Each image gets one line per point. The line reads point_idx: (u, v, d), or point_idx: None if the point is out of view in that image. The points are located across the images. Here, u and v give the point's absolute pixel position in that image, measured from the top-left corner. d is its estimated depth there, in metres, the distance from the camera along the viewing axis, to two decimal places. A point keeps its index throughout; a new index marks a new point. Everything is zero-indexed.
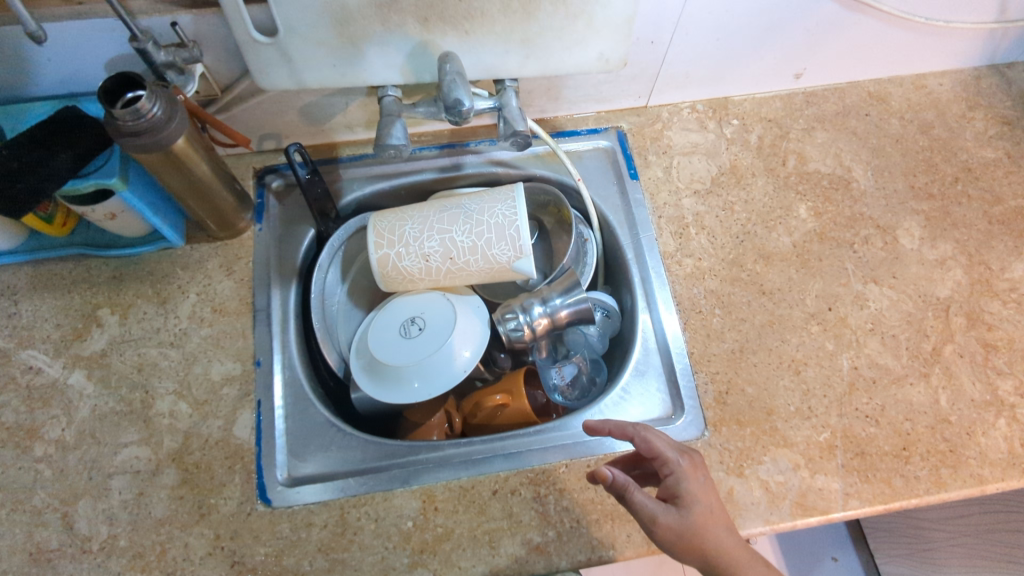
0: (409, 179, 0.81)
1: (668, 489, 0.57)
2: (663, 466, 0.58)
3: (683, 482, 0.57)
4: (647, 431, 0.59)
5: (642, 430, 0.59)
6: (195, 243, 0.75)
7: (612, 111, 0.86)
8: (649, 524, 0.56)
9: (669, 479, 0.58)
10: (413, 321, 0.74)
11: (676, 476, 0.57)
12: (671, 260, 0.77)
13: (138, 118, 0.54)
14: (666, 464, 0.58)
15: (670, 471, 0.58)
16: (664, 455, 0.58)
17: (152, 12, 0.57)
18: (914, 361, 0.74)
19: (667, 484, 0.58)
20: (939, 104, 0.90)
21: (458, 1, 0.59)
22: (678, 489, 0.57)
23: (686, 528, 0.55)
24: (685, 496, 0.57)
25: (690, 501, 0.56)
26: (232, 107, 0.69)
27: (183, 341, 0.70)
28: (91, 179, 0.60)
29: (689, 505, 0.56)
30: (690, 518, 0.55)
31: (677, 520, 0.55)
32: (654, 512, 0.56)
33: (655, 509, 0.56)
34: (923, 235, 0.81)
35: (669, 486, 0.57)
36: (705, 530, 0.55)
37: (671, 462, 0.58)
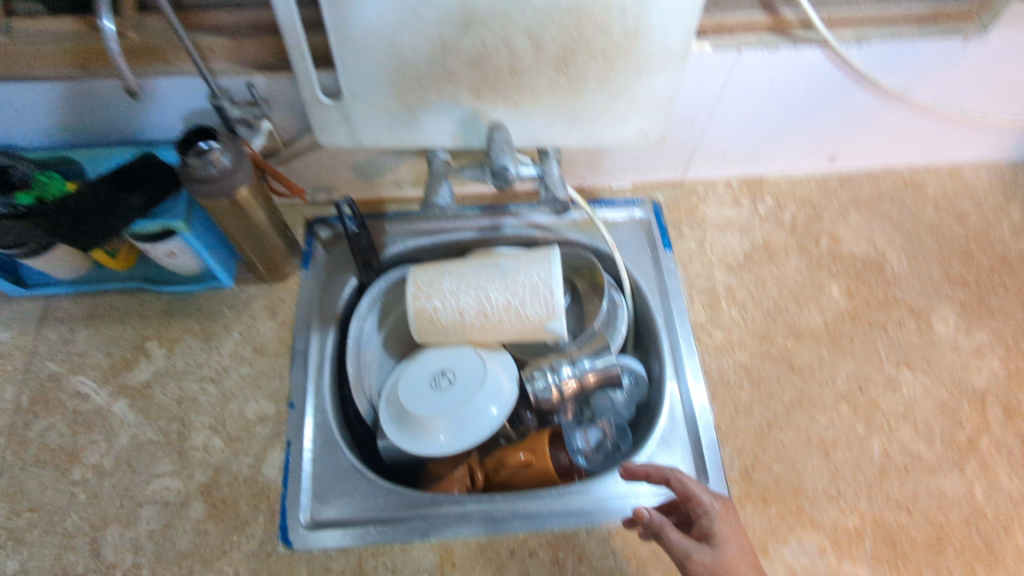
0: (449, 237, 0.84)
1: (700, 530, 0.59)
2: (697, 508, 0.60)
3: (716, 522, 0.58)
4: (682, 475, 0.61)
5: (675, 471, 0.61)
6: (243, 284, 0.78)
7: (648, 184, 0.89)
8: (683, 561, 0.57)
9: (703, 519, 0.59)
10: (443, 373, 0.76)
11: (709, 516, 0.59)
12: (702, 330, 0.79)
13: (209, 167, 0.59)
14: (699, 504, 0.60)
15: (703, 512, 0.59)
16: (697, 496, 0.60)
17: (231, 73, 0.62)
18: (949, 451, 0.72)
19: (699, 525, 0.59)
20: (975, 194, 0.91)
21: (510, 77, 0.63)
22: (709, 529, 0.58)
23: (718, 564, 0.56)
24: (718, 534, 0.58)
25: (722, 540, 0.57)
26: (291, 160, 0.74)
27: (222, 378, 0.73)
28: (158, 219, 0.64)
29: (723, 544, 0.57)
30: (722, 556, 0.56)
31: (710, 557, 0.56)
32: (687, 549, 0.57)
33: (689, 546, 0.57)
34: (958, 323, 0.80)
35: (703, 526, 0.59)
36: (737, 567, 0.55)
37: (703, 502, 0.60)
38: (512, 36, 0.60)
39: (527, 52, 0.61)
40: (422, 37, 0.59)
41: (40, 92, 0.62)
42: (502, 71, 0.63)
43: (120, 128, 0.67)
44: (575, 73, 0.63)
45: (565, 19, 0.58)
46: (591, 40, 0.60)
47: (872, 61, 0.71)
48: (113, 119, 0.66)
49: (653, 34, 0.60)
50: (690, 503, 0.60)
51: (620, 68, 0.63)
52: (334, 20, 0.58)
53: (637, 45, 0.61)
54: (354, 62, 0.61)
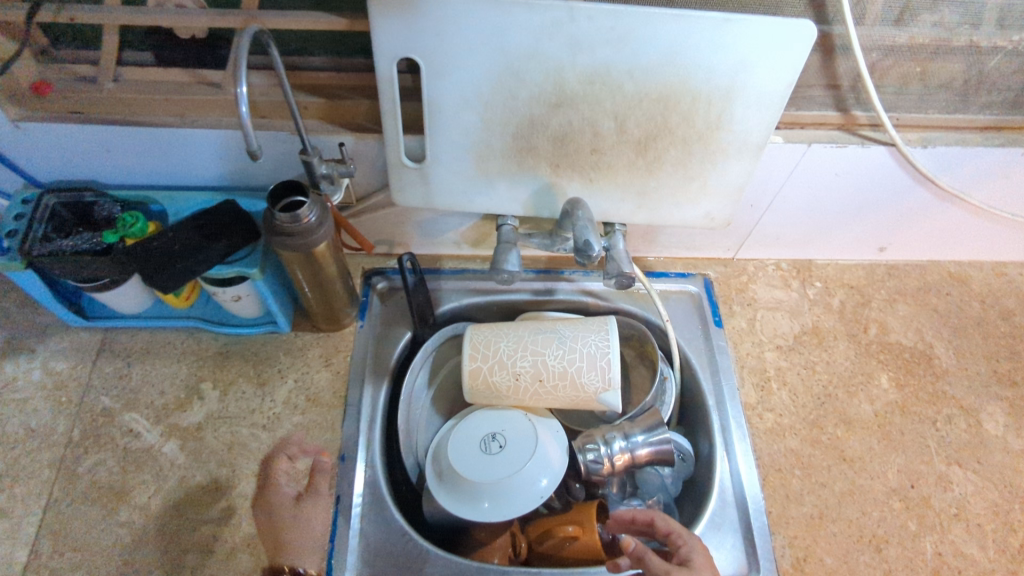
0: (503, 298, 0.84)
1: (679, 560, 0.57)
2: (676, 539, 0.58)
3: (695, 552, 0.57)
4: (664, 514, 0.61)
5: (656, 509, 0.61)
6: (299, 330, 0.79)
7: (699, 260, 0.90)
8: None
9: (680, 548, 0.57)
10: (493, 437, 0.75)
11: (686, 544, 0.58)
12: (751, 412, 0.79)
13: (296, 221, 0.61)
14: (676, 537, 0.59)
15: (683, 542, 0.58)
16: (674, 528, 0.59)
17: (321, 131, 0.64)
18: (1002, 556, 0.71)
19: (679, 554, 0.57)
20: (1021, 293, 0.91)
21: (590, 155, 0.65)
22: (687, 554, 0.57)
23: None
24: (695, 559, 0.56)
25: (700, 566, 0.56)
26: (361, 214, 0.76)
27: (275, 425, 0.72)
28: (235, 266, 0.65)
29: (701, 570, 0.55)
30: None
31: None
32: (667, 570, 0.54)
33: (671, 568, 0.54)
34: (1008, 423, 0.80)
35: (681, 556, 0.57)
36: None
37: (678, 533, 0.59)
38: (598, 119, 0.62)
39: (611, 134, 0.63)
40: (513, 113, 0.62)
41: (134, 136, 0.64)
42: (583, 150, 0.65)
43: (203, 174, 0.69)
44: (653, 156, 0.66)
45: (652, 107, 0.61)
46: (674, 127, 0.63)
47: (935, 162, 0.73)
48: (198, 166, 0.68)
49: (734, 126, 0.62)
50: (671, 538, 0.59)
51: (697, 154, 0.65)
52: (432, 93, 0.60)
53: (717, 134, 0.63)
54: (443, 131, 0.63)
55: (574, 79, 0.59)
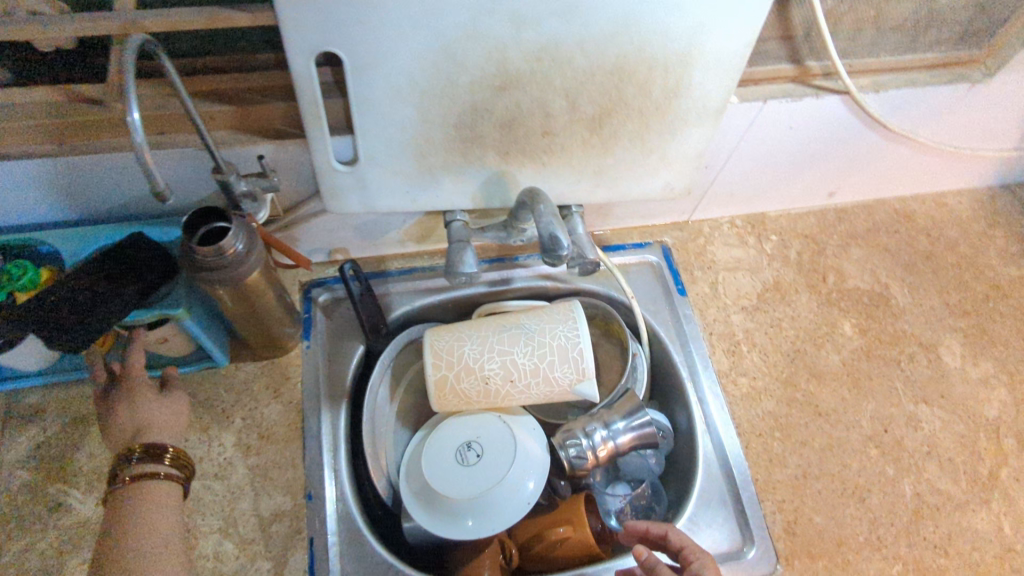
0: (458, 294, 0.78)
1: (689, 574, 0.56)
2: (689, 554, 0.58)
3: (706, 564, 0.56)
4: (679, 531, 0.61)
5: (670, 525, 0.61)
6: (240, 361, 0.71)
7: (655, 226, 0.87)
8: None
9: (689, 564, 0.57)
10: (469, 446, 0.71)
11: (696, 560, 0.57)
12: (726, 379, 0.77)
13: (221, 255, 0.52)
14: (687, 555, 0.58)
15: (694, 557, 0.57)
16: (683, 546, 0.59)
17: (234, 143, 0.55)
18: (974, 486, 0.73)
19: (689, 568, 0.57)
20: (962, 222, 0.93)
21: (541, 138, 0.60)
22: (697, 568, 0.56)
23: None
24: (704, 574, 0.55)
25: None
26: (291, 226, 0.67)
27: (227, 470, 0.65)
28: (156, 308, 0.57)
29: None
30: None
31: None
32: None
33: None
34: (964, 353, 0.82)
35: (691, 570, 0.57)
36: None
37: (690, 551, 0.58)
38: (548, 98, 0.56)
39: (563, 113, 0.57)
40: (453, 101, 0.55)
41: (3, 171, 0.54)
42: (534, 133, 0.59)
43: (98, 204, 0.60)
44: (609, 132, 0.60)
45: (605, 81, 0.55)
46: (630, 99, 0.57)
47: (886, 106, 0.72)
48: (91, 196, 0.59)
49: (692, 91, 0.58)
50: (684, 554, 0.58)
51: (654, 125, 0.61)
52: (358, 88, 0.52)
53: (675, 102, 0.59)
54: (375, 128, 0.56)
55: (518, 57, 0.52)
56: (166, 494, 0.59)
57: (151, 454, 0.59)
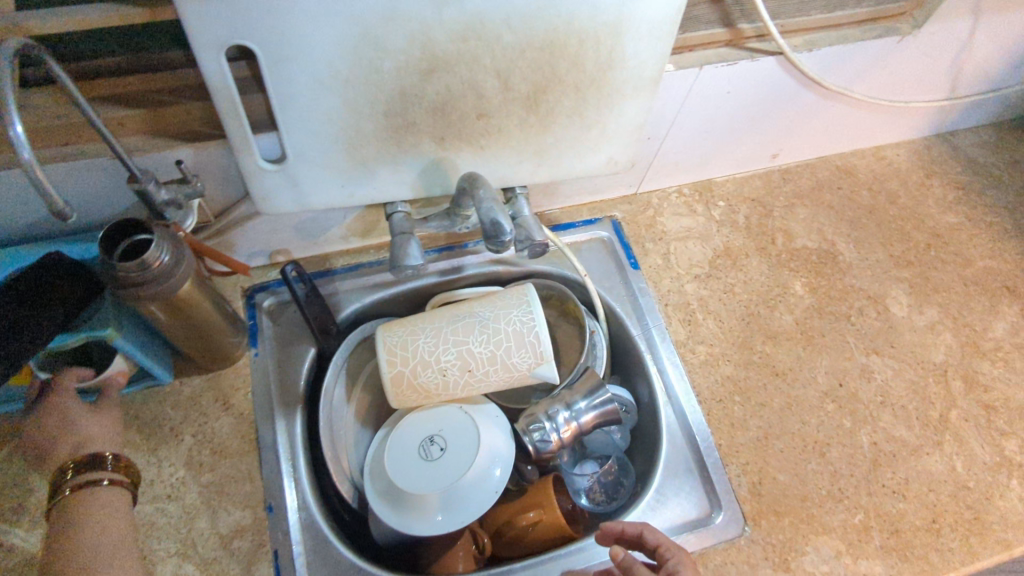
0: (408, 286, 0.76)
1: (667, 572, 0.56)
2: (664, 553, 0.58)
3: (683, 561, 0.56)
4: (652, 527, 0.60)
5: (644, 523, 0.61)
6: (185, 376, 0.68)
7: (603, 201, 0.86)
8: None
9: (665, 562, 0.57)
10: (431, 440, 0.69)
11: (672, 557, 0.57)
12: (684, 349, 0.77)
13: (145, 268, 0.49)
14: (662, 554, 0.58)
15: (671, 555, 0.57)
16: (659, 545, 0.59)
17: (150, 150, 0.51)
18: (927, 430, 0.76)
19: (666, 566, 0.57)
20: (900, 174, 0.95)
21: (476, 120, 0.58)
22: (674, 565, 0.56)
23: None
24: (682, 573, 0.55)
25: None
26: (224, 232, 0.64)
27: (180, 490, 0.63)
28: (82, 332, 0.54)
29: None
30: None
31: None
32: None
33: None
34: (910, 302, 0.84)
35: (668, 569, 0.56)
36: None
37: (665, 548, 0.58)
38: (479, 79, 0.54)
39: (496, 94, 0.56)
40: (379, 89, 0.52)
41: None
42: (469, 116, 0.57)
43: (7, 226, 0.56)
44: (546, 110, 0.59)
45: (536, 57, 0.54)
46: (563, 74, 0.56)
47: (820, 64, 0.72)
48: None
49: (626, 62, 0.57)
50: (659, 551, 0.58)
51: (591, 100, 0.59)
52: (277, 82, 0.49)
53: (610, 75, 0.57)
54: (300, 122, 0.53)
55: (443, 38, 0.50)
56: (114, 502, 0.58)
57: (92, 463, 0.57)
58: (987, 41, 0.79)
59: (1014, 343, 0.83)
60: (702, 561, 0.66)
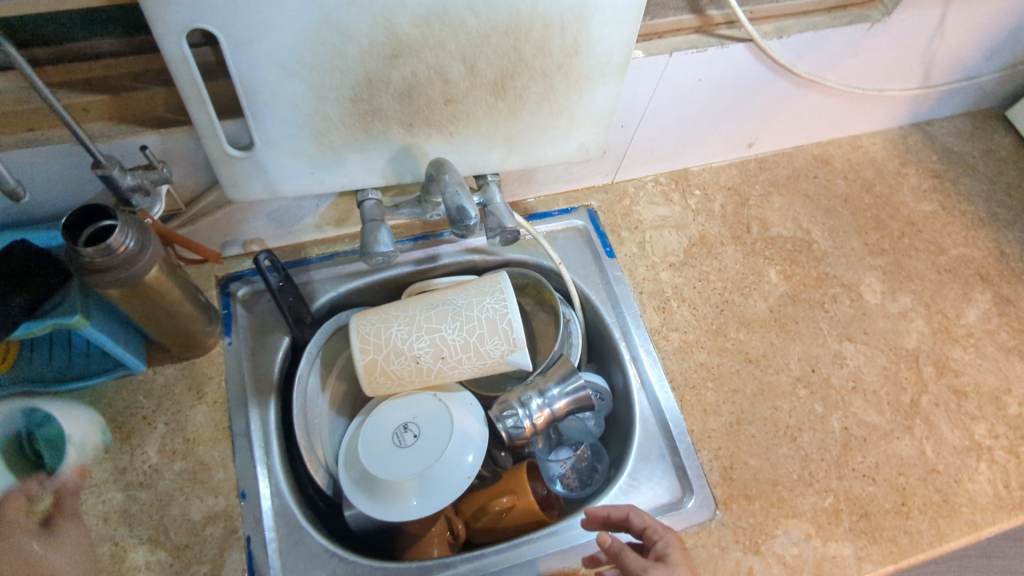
0: (383, 275, 0.77)
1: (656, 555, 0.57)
2: (653, 536, 0.58)
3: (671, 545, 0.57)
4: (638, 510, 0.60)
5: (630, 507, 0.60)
6: (158, 365, 0.68)
7: (580, 190, 0.86)
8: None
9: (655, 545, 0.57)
10: (405, 427, 0.70)
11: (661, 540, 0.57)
12: (658, 336, 0.78)
13: (110, 254, 0.49)
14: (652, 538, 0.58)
15: (659, 537, 0.58)
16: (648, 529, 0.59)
17: (113, 136, 0.51)
18: (897, 415, 0.77)
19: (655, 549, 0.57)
20: (876, 163, 0.96)
21: (444, 106, 0.58)
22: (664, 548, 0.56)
23: None
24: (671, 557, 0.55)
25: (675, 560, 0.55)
26: (196, 221, 0.64)
27: (153, 478, 0.63)
28: (49, 319, 0.54)
29: (677, 563, 0.55)
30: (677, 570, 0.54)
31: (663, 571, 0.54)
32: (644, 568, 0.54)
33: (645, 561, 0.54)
34: (884, 289, 0.85)
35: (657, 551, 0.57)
36: None
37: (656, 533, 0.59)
38: (445, 65, 0.54)
39: (462, 80, 0.56)
40: (344, 74, 0.52)
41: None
42: (436, 102, 0.57)
43: None
44: (514, 96, 0.59)
45: (501, 43, 0.54)
46: (530, 60, 0.56)
47: (791, 52, 0.72)
48: None
49: (593, 48, 0.57)
50: (647, 534, 0.58)
51: (559, 87, 0.60)
52: (240, 67, 0.50)
53: (577, 61, 0.58)
54: (266, 108, 0.53)
55: (405, 23, 0.50)
56: None
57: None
58: (958, 28, 0.80)
59: (986, 330, 0.84)
60: None
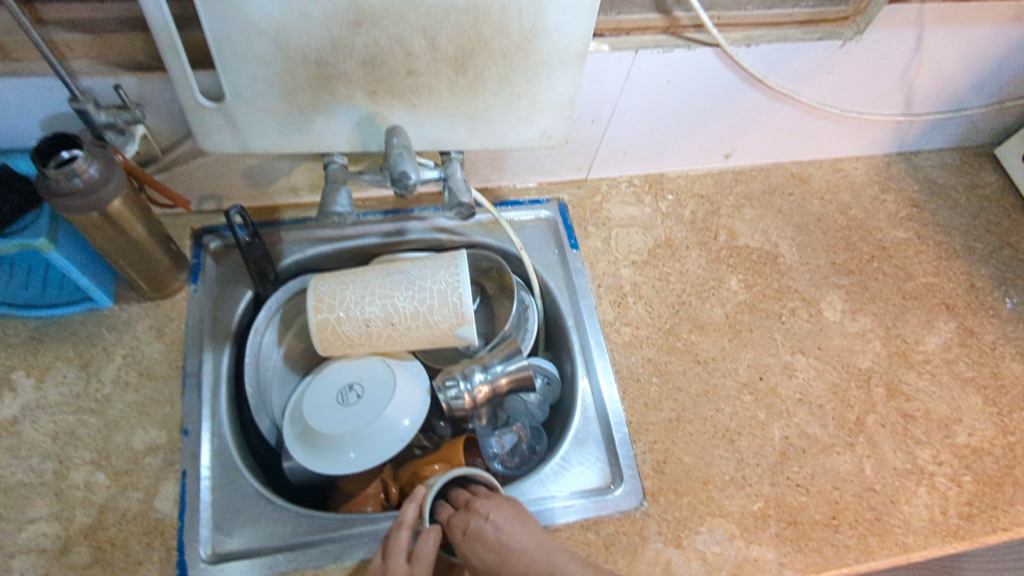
0: (351, 243, 0.80)
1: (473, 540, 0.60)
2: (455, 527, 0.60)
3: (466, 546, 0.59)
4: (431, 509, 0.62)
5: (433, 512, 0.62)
6: (124, 303, 0.72)
7: (553, 184, 0.89)
8: None
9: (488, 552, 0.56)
10: (350, 387, 0.72)
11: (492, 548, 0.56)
12: (610, 328, 0.79)
13: (72, 178, 0.54)
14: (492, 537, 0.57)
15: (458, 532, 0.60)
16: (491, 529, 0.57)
17: (94, 73, 0.56)
18: (841, 431, 0.77)
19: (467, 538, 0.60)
20: (855, 187, 0.96)
21: (406, 77, 0.61)
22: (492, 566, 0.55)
23: None
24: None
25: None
26: (172, 168, 0.68)
27: (103, 405, 0.67)
28: (15, 239, 0.58)
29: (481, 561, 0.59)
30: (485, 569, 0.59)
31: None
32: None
33: None
34: (844, 308, 0.85)
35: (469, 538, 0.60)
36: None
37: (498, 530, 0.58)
38: (406, 36, 0.58)
39: (423, 52, 0.59)
40: (309, 35, 0.56)
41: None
42: (398, 72, 0.61)
43: None
44: (474, 74, 0.62)
45: (460, 19, 0.57)
46: (488, 40, 0.59)
47: (761, 62, 0.74)
48: None
49: (551, 33, 0.60)
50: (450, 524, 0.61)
51: (519, 69, 0.62)
52: (210, 19, 0.53)
53: (536, 45, 0.60)
54: (236, 62, 0.57)
55: None
56: None
57: None
58: (937, 54, 0.81)
59: (944, 358, 0.83)
60: (595, 528, 0.67)
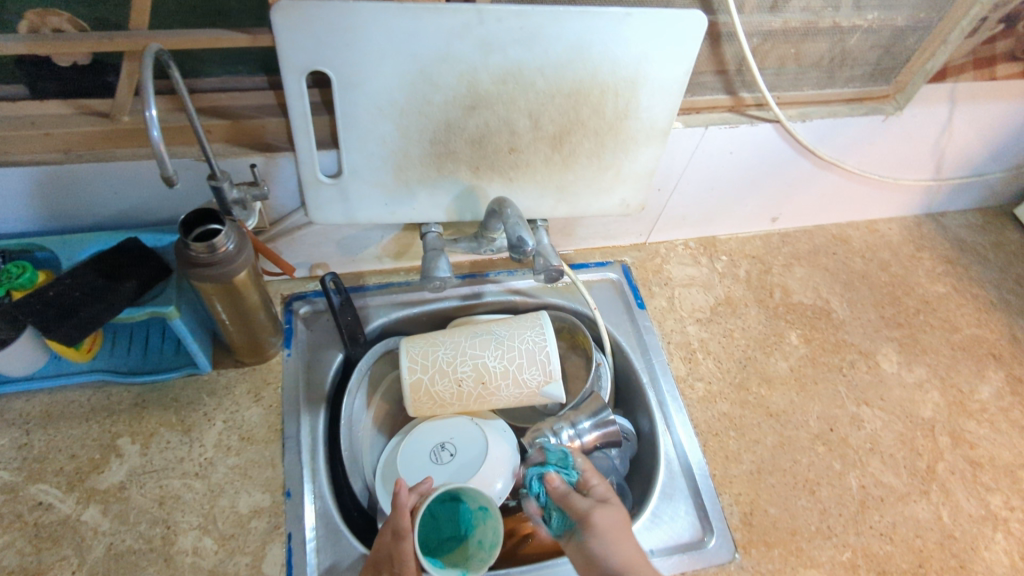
0: (432, 306, 0.83)
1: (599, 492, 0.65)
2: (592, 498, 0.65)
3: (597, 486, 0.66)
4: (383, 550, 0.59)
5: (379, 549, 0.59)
6: (222, 368, 0.75)
7: (615, 248, 0.94)
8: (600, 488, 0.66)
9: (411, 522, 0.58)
10: (443, 446, 0.74)
11: (397, 512, 0.58)
12: (684, 384, 0.83)
13: (213, 252, 0.57)
14: (406, 501, 0.58)
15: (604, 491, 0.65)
16: (403, 489, 0.59)
17: (228, 155, 0.61)
18: (914, 479, 0.79)
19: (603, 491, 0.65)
20: (892, 245, 1.03)
21: (507, 154, 0.66)
22: (400, 531, 0.57)
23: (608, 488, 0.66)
24: (403, 559, 0.56)
25: (404, 560, 0.56)
26: (276, 239, 0.73)
27: (205, 469, 0.68)
28: (147, 306, 0.60)
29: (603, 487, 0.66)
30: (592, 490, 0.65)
31: None
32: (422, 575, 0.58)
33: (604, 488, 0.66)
34: (900, 359, 0.89)
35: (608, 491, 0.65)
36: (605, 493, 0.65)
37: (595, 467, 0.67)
38: (514, 117, 0.63)
39: (527, 131, 0.65)
40: (429, 119, 0.61)
41: None
42: (502, 149, 0.66)
43: (97, 217, 0.65)
44: (569, 150, 0.68)
45: (564, 102, 0.63)
46: (586, 120, 0.65)
47: (813, 134, 0.81)
48: (90, 206, 0.63)
49: (641, 114, 0.66)
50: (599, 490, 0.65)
51: (609, 144, 0.68)
52: (343, 106, 0.59)
53: (626, 124, 0.66)
54: (359, 142, 0.62)
55: (485, 79, 0.59)
56: None
57: None
58: (966, 127, 0.88)
59: (999, 406, 0.87)
60: None
